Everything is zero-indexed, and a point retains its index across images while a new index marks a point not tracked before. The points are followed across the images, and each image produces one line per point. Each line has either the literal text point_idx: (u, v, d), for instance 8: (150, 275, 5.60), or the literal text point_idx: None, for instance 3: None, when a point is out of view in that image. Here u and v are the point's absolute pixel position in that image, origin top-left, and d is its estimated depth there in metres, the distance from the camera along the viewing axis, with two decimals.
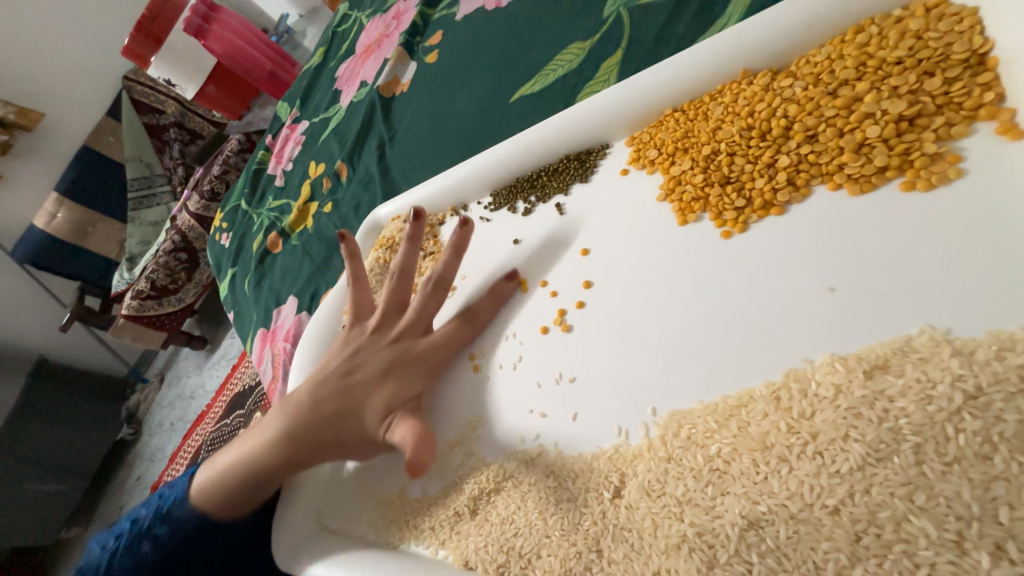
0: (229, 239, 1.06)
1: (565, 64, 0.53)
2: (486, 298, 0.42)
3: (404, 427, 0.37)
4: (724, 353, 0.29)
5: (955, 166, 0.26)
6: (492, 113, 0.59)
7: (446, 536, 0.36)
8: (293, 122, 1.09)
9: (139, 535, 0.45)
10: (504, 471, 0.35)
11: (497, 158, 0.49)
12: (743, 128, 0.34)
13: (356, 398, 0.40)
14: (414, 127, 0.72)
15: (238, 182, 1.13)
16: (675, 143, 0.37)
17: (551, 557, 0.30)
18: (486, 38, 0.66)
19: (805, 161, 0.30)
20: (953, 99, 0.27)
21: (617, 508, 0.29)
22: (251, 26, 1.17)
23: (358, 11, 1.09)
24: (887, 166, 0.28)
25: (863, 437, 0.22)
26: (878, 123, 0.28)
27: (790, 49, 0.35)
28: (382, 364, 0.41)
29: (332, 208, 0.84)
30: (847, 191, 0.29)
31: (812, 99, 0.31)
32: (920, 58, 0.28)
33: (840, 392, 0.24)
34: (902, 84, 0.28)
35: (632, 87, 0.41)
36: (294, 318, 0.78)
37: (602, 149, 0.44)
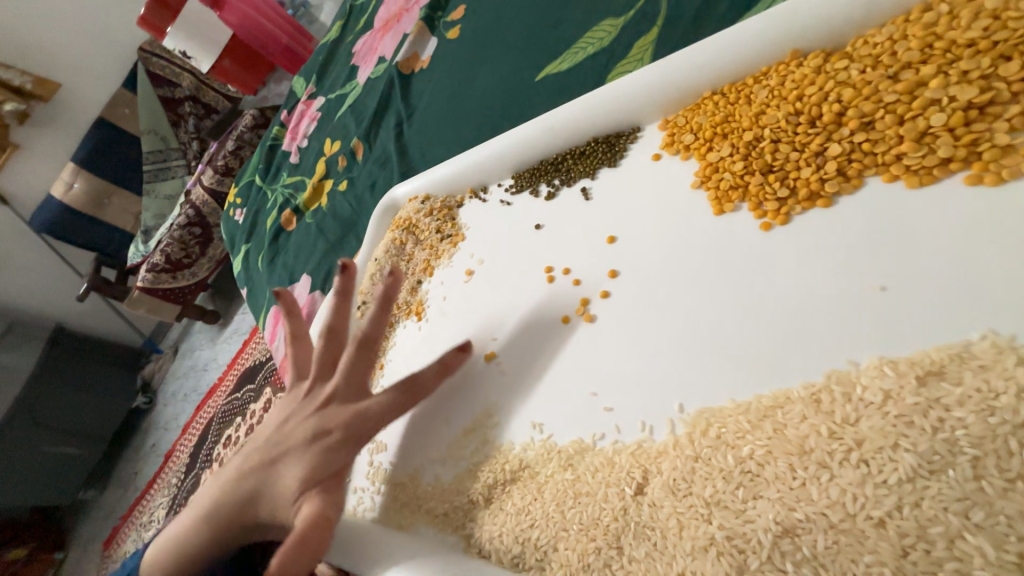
0: (243, 215, 1.05)
1: (595, 41, 0.51)
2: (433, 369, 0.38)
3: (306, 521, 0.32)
4: (761, 354, 0.27)
5: None
6: (515, 92, 0.57)
7: (459, 522, 0.36)
8: (309, 97, 1.07)
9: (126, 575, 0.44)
10: (520, 461, 0.34)
11: (521, 138, 0.47)
12: (790, 114, 0.32)
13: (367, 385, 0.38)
14: (433, 105, 0.70)
15: (253, 158, 1.12)
16: (714, 128, 0.35)
17: (568, 551, 0.30)
18: (512, 13, 0.63)
19: (859, 149, 0.28)
20: None
21: (639, 505, 0.28)
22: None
23: None
24: (950, 157, 0.26)
25: (917, 447, 0.21)
26: (943, 111, 0.26)
27: (845, 28, 0.32)
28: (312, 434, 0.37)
29: (347, 186, 0.83)
30: (903, 183, 0.27)
31: (869, 84, 0.29)
32: (996, 40, 0.26)
33: (890, 398, 0.22)
34: (973, 69, 0.26)
35: (669, 67, 0.38)
36: (307, 297, 0.78)
37: (633, 132, 0.42)
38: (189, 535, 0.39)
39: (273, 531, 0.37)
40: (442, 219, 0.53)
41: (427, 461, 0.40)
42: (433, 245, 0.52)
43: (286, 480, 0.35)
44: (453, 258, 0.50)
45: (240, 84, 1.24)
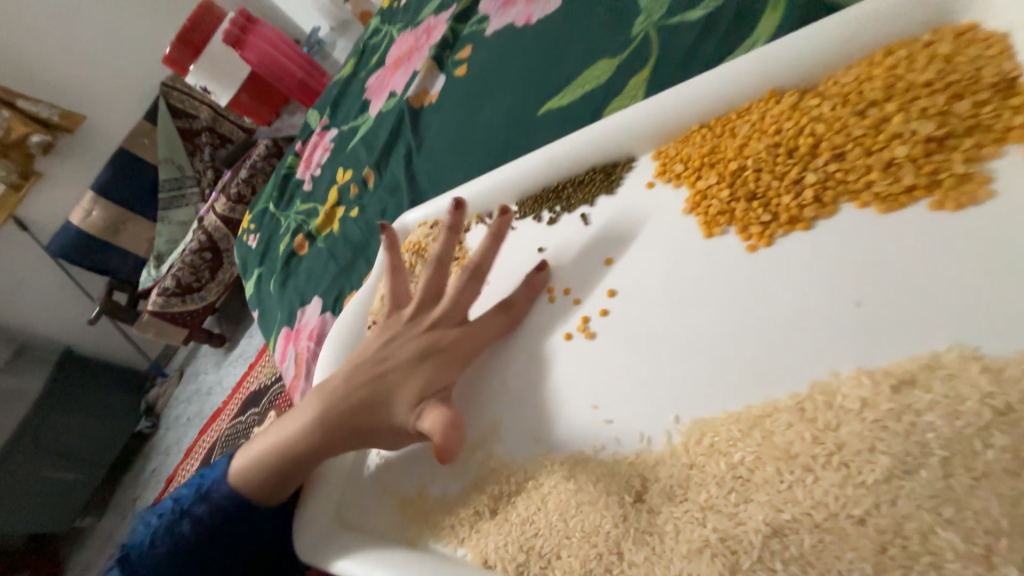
0: (257, 240, 1.09)
1: (592, 79, 0.55)
2: (521, 289, 0.42)
3: (434, 415, 0.36)
4: (750, 367, 0.29)
5: (984, 187, 0.26)
6: (518, 125, 0.61)
7: (465, 535, 0.37)
8: (323, 129, 1.13)
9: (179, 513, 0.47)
10: (525, 473, 0.36)
11: (525, 168, 0.51)
12: (770, 147, 0.35)
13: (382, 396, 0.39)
14: (441, 137, 0.74)
15: (267, 187, 1.17)
16: (702, 158, 0.38)
17: (571, 558, 0.31)
18: (516, 53, 0.68)
19: (833, 178, 0.31)
20: (983, 122, 0.28)
21: (638, 512, 0.29)
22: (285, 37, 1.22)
23: (389, 25, 1.13)
24: (914, 185, 0.28)
25: (890, 450, 0.22)
26: (906, 144, 0.29)
27: (818, 70, 0.35)
28: (415, 351, 0.41)
29: (358, 212, 0.87)
30: (874, 208, 0.29)
31: (840, 119, 0.32)
32: (949, 82, 0.29)
33: (865, 405, 0.24)
34: (931, 106, 0.29)
35: (661, 103, 0.42)
36: (318, 318, 0.81)
37: (628, 162, 0.45)
38: (298, 449, 0.43)
39: (387, 435, 0.41)
40: (450, 243, 0.56)
41: (435, 475, 0.41)
42: None
43: (400, 392, 0.40)
44: None
45: (257, 116, 1.31)
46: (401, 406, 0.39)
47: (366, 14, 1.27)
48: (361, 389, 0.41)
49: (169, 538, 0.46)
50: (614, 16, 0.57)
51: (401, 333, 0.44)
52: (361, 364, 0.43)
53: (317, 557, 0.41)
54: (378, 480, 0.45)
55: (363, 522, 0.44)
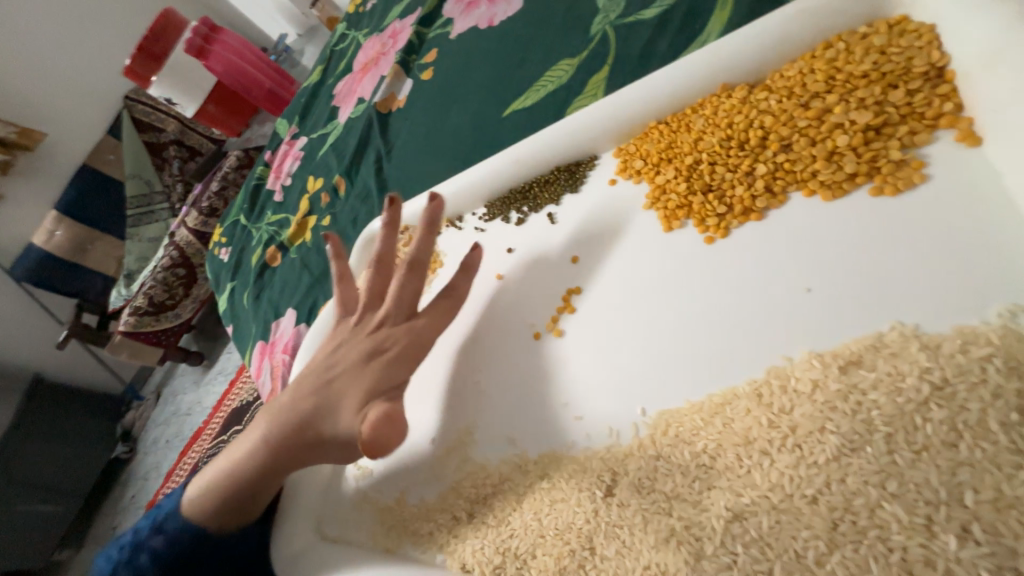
0: (229, 253, 1.07)
1: (555, 79, 0.55)
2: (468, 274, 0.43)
3: (373, 413, 0.34)
4: (710, 357, 0.30)
5: (920, 171, 0.28)
6: (484, 127, 0.61)
7: (443, 540, 0.37)
8: (292, 138, 1.11)
9: (144, 540, 0.45)
10: (500, 475, 0.36)
11: (491, 169, 0.51)
12: (723, 140, 0.36)
13: (349, 411, 0.37)
14: (410, 142, 0.74)
15: (237, 199, 1.15)
16: (660, 153, 0.39)
17: (545, 556, 0.31)
18: (480, 56, 0.68)
19: (781, 169, 0.32)
20: (916, 110, 0.29)
21: (608, 506, 0.30)
22: (250, 46, 1.20)
23: (355, 31, 1.12)
24: (856, 173, 0.29)
25: (840, 429, 0.23)
26: (847, 133, 0.30)
27: (764, 65, 0.36)
28: (362, 355, 0.39)
29: (331, 221, 0.86)
30: (820, 196, 0.30)
31: (786, 111, 0.33)
32: (885, 71, 0.30)
33: (817, 387, 0.25)
34: (868, 96, 0.30)
35: (620, 101, 0.42)
36: (293, 330, 0.79)
37: (591, 161, 0.45)
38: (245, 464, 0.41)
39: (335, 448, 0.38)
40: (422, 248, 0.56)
41: (411, 482, 0.41)
42: None
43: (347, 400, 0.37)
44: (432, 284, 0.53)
45: (224, 127, 1.28)
46: (347, 411, 0.37)
47: (331, 20, 1.26)
48: (306, 400, 0.39)
49: (133, 564, 0.44)
50: (573, 17, 0.57)
51: (348, 340, 0.42)
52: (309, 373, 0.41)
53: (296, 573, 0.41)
54: (355, 491, 0.44)
55: (342, 535, 0.44)
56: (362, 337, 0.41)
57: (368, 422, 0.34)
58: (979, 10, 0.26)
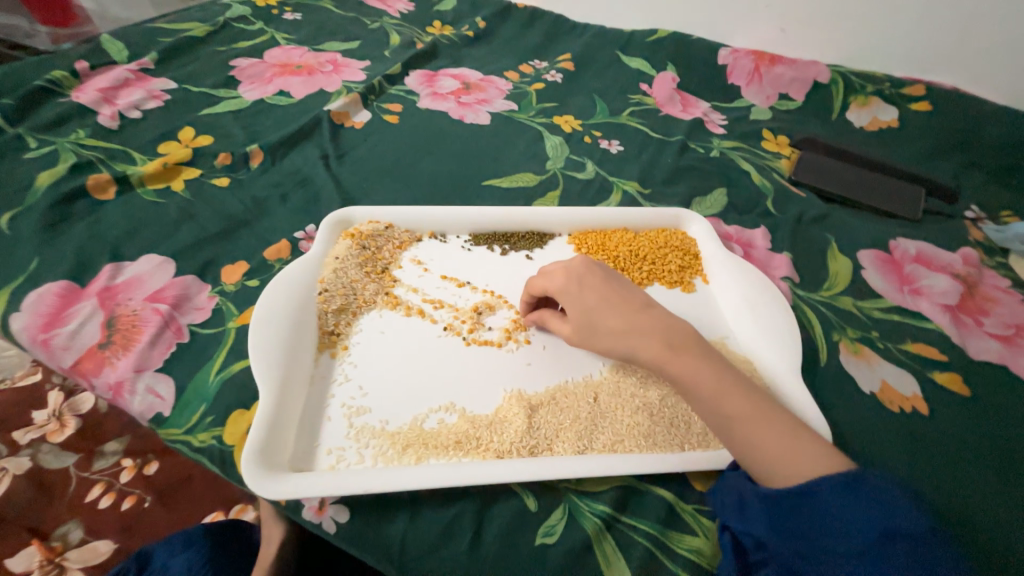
0: (9, 168, 0.77)
1: (521, 181, 0.88)
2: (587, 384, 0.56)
3: (336, 512, 0.46)
4: (593, 275, 0.55)
5: (692, 287, 0.73)
6: (463, 187, 0.85)
7: (469, 446, 0.50)
8: (142, 71, 1.01)
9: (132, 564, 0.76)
10: (518, 399, 0.54)
11: (486, 216, 0.74)
12: (626, 252, 0.75)
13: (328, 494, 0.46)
14: (373, 162, 0.88)
15: (46, 113, 0.87)
16: (597, 246, 0.75)
17: (565, 435, 0.52)
18: (454, 135, 0.95)
19: (650, 272, 0.73)
20: (692, 263, 0.76)
21: (598, 403, 0.55)
22: None
23: (277, 42, 1.19)
24: (675, 281, 0.73)
25: (705, 373, 0.47)
26: (674, 265, 0.75)
27: (640, 225, 0.80)
28: (400, 444, 0.49)
29: (232, 184, 0.81)
30: (665, 286, 0.73)
31: (649, 249, 0.76)
32: (684, 247, 0.77)
33: (672, 332, 0.50)
34: (680, 254, 0.76)
35: (576, 211, 0.77)
36: (164, 279, 0.65)
37: (550, 235, 0.77)
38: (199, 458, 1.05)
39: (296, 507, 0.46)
40: (404, 242, 0.71)
41: (429, 411, 0.53)
42: (393, 257, 0.69)
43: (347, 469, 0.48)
44: (425, 273, 0.68)
45: None
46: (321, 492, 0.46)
47: (246, 17, 1.26)
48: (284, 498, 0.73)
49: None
50: (531, 152, 0.94)
51: (395, 407, 0.53)
52: (333, 432, 0.51)
53: (307, 497, 0.44)
54: (367, 427, 0.51)
55: (340, 460, 0.49)
56: (413, 422, 0.52)
57: (333, 516, 0.46)
58: (711, 242, 0.77)
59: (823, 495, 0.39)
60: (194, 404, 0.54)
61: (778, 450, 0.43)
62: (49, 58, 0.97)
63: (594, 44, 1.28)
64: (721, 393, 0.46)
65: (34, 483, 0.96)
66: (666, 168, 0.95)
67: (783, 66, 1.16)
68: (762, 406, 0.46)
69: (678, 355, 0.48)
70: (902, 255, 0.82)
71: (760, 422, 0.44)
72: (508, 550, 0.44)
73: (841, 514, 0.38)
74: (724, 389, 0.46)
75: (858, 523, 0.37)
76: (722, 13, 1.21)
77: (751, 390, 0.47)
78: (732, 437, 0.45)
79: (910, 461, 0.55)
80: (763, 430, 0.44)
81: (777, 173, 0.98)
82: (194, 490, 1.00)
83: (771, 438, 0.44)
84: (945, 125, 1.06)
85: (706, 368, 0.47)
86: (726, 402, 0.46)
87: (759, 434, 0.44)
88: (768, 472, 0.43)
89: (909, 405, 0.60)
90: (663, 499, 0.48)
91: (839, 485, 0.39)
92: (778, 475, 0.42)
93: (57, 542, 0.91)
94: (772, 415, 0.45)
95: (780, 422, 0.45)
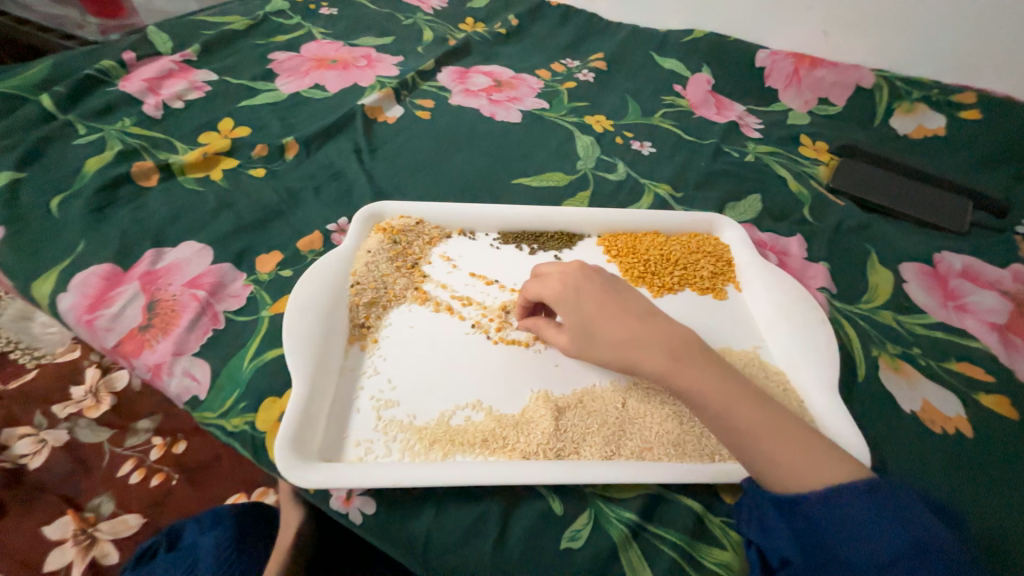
0: (60, 153, 0.80)
1: (551, 180, 0.87)
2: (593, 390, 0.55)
3: (362, 504, 0.46)
4: (591, 283, 0.53)
5: (724, 294, 0.72)
6: (492, 185, 0.85)
7: (495, 446, 0.50)
8: (185, 63, 1.03)
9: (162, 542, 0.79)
10: (542, 401, 0.54)
11: (516, 214, 0.74)
12: (656, 255, 0.74)
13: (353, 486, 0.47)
14: (404, 157, 0.89)
15: (96, 102, 0.90)
16: (626, 248, 0.74)
17: (592, 439, 0.51)
18: (485, 132, 0.95)
19: (681, 278, 0.72)
20: (725, 270, 0.74)
21: (626, 408, 0.54)
22: None
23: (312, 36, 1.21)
24: (707, 287, 0.72)
25: (711, 382, 0.45)
26: (706, 270, 0.73)
27: (671, 229, 0.78)
28: (427, 439, 0.50)
29: (268, 175, 0.83)
30: (695, 292, 0.72)
31: (680, 254, 0.74)
32: (716, 253, 0.75)
33: (674, 338, 0.48)
34: (713, 260, 0.74)
35: (607, 213, 0.76)
36: (202, 266, 0.67)
37: (579, 236, 0.76)
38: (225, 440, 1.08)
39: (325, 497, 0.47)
40: (434, 237, 0.71)
41: (455, 408, 0.53)
42: (423, 252, 0.69)
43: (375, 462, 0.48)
44: (455, 269, 0.68)
45: None
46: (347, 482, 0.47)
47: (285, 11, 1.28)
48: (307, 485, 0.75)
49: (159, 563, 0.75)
50: (561, 152, 0.93)
51: (423, 402, 0.53)
52: (362, 424, 0.51)
53: (338, 487, 0.45)
54: (394, 420, 0.52)
55: (368, 451, 0.49)
56: (439, 418, 0.52)
57: (361, 507, 0.46)
58: (745, 249, 0.75)
59: (848, 506, 0.39)
60: (229, 389, 0.55)
61: (791, 458, 0.42)
62: (99, 48, 1.01)
63: (628, 44, 1.27)
64: (730, 404, 0.44)
65: (71, 455, 1.00)
66: (699, 172, 0.93)
67: (824, 69, 1.12)
68: (770, 415, 0.44)
69: (683, 366, 0.46)
70: (947, 269, 0.78)
71: (770, 430, 0.43)
72: (533, 551, 0.44)
73: (868, 526, 0.38)
74: (732, 399, 0.45)
75: (884, 534, 0.37)
76: (762, 14, 1.18)
77: (758, 398, 0.46)
78: (743, 448, 0.44)
79: (952, 486, 0.52)
80: (775, 438, 0.43)
81: (815, 179, 0.95)
82: (219, 471, 1.03)
83: (783, 448, 0.42)
84: (997, 134, 1.01)
85: (711, 378, 0.46)
86: (736, 412, 0.44)
87: (771, 443, 0.43)
88: (781, 480, 0.42)
89: (952, 426, 0.57)
90: (691, 509, 0.47)
91: (861, 493, 0.39)
92: (794, 484, 0.42)
93: (90, 513, 0.94)
94: (780, 423, 0.44)
95: (789, 430, 0.44)
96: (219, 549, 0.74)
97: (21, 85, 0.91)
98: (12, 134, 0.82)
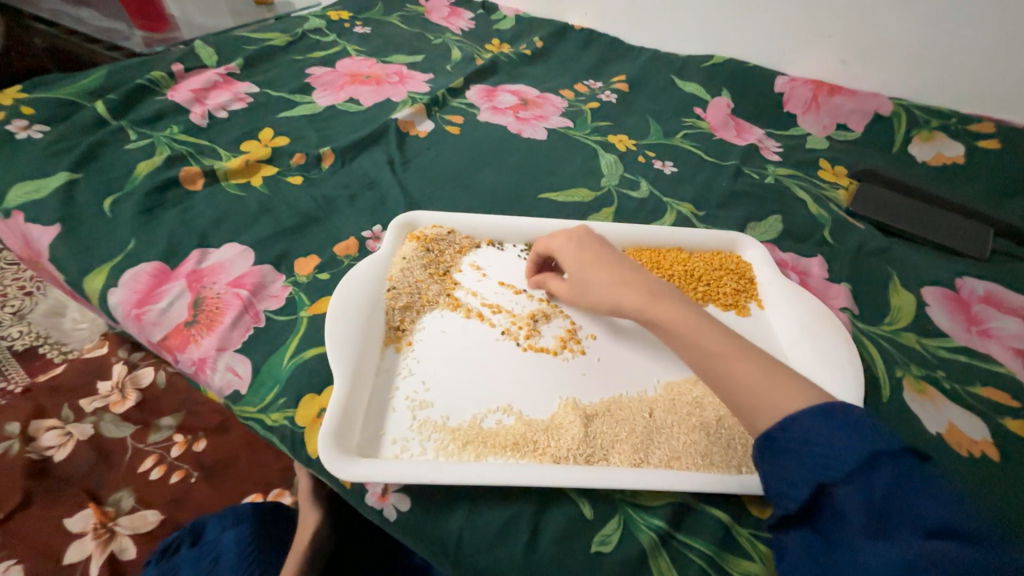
0: (113, 157, 0.85)
1: (576, 196, 0.90)
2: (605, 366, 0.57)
3: (398, 500, 0.48)
4: (590, 240, 0.60)
5: (747, 311, 0.73)
6: (519, 198, 0.88)
7: (526, 449, 0.51)
8: (229, 76, 1.09)
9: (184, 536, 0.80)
10: (569, 407, 0.55)
11: (543, 228, 0.76)
12: (680, 271, 0.75)
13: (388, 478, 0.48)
14: (435, 169, 0.92)
15: (147, 110, 0.96)
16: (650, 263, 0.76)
17: (621, 447, 0.52)
18: (512, 148, 0.99)
19: (704, 294, 0.74)
20: (747, 288, 0.75)
21: (653, 418, 0.55)
22: None
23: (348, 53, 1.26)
24: (729, 304, 0.73)
25: (687, 318, 0.48)
26: (728, 287, 0.75)
27: (693, 245, 0.80)
28: (460, 440, 0.51)
29: (306, 182, 0.86)
30: (718, 308, 0.73)
31: (702, 271, 0.76)
32: (739, 271, 0.77)
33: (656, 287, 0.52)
34: (735, 277, 0.76)
35: (631, 228, 0.78)
36: (244, 267, 0.70)
37: None
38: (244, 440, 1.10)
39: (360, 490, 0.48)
40: (464, 247, 0.74)
41: (487, 411, 0.55)
42: (454, 261, 0.72)
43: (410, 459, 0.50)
44: (484, 278, 0.71)
45: None
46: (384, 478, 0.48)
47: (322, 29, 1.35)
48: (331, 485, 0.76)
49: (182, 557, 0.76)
50: (586, 169, 0.96)
51: (455, 405, 0.55)
52: (397, 424, 0.53)
53: (376, 481, 0.46)
54: (428, 421, 0.53)
55: (404, 450, 0.51)
56: (471, 419, 0.54)
57: (397, 504, 0.47)
58: (767, 267, 0.77)
59: (808, 430, 0.38)
60: (269, 385, 0.57)
61: (759, 389, 0.42)
62: (150, 60, 1.07)
63: (650, 67, 1.31)
64: (700, 331, 0.47)
65: (95, 448, 1.02)
66: (720, 191, 0.95)
67: (842, 97, 1.15)
68: (742, 352, 0.45)
69: (659, 300, 0.50)
70: (969, 294, 0.79)
71: (739, 362, 0.44)
72: (565, 554, 0.45)
73: (832, 452, 0.37)
74: (702, 328, 0.47)
75: (849, 448, 0.36)
76: (781, 42, 1.22)
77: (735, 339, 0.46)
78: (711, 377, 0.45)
79: (980, 507, 0.52)
80: (745, 373, 0.43)
81: (835, 202, 0.97)
82: (238, 470, 1.05)
83: (753, 378, 0.43)
84: (1015, 164, 1.02)
85: (686, 314, 0.48)
86: (704, 337, 0.46)
87: (738, 371, 0.43)
88: (751, 405, 0.42)
89: (978, 449, 0.58)
90: (719, 520, 0.47)
91: (819, 414, 0.39)
92: (761, 412, 0.41)
93: (111, 507, 0.96)
94: (755, 360, 0.44)
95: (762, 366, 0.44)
96: (241, 545, 0.75)
97: (78, 92, 0.96)
98: (68, 138, 0.87)
